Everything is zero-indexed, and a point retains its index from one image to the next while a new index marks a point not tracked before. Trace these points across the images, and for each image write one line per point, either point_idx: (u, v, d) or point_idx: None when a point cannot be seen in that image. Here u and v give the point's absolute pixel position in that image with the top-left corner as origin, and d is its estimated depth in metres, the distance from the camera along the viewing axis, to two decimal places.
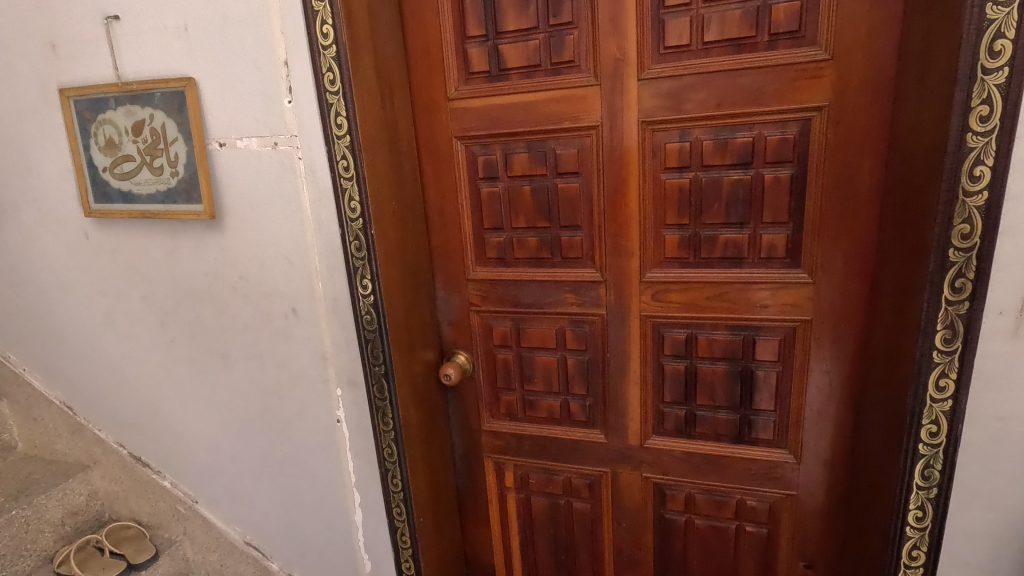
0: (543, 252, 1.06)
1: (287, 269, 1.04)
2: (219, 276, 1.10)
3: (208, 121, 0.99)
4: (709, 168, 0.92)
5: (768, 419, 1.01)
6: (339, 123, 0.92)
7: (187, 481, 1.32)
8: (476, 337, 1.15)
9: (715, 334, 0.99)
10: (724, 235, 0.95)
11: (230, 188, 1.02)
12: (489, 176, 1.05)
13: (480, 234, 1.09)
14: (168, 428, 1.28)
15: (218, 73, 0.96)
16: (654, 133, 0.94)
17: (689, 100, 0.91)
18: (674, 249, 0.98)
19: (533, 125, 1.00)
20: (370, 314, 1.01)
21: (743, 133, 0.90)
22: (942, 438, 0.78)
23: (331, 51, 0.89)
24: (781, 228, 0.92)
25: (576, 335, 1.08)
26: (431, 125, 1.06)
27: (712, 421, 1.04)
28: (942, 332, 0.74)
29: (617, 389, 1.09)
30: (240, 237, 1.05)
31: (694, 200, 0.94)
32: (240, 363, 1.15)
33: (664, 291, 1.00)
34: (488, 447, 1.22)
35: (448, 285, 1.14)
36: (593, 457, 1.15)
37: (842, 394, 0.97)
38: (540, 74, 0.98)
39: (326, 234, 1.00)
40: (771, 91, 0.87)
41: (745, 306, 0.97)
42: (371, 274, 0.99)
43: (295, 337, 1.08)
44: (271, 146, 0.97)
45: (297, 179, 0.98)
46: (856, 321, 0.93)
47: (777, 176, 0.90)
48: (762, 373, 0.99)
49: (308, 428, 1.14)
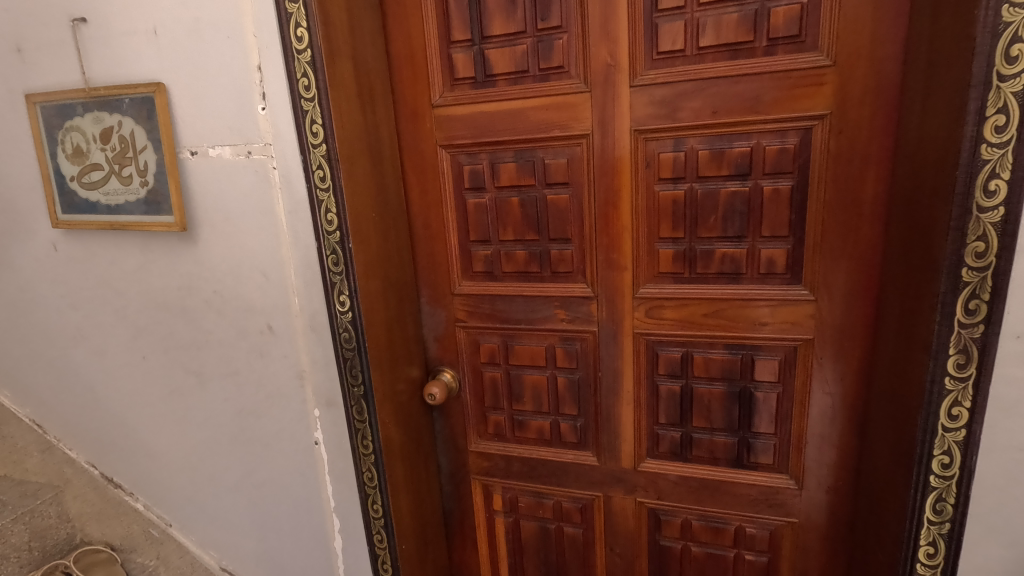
0: (532, 266, 1.02)
1: (262, 284, 0.98)
2: (192, 291, 1.04)
3: (178, 128, 0.94)
4: (704, 179, 0.88)
5: (768, 443, 0.96)
6: (315, 131, 0.86)
7: (160, 503, 1.26)
8: (463, 354, 1.11)
9: (712, 353, 0.95)
10: (721, 249, 0.90)
11: (203, 199, 0.96)
12: (475, 187, 1.01)
13: (467, 246, 1.05)
14: (142, 447, 1.21)
15: (188, 78, 0.91)
16: (647, 142, 0.90)
17: (683, 107, 0.87)
18: (669, 264, 0.94)
19: (521, 133, 0.96)
20: (348, 332, 0.95)
21: (741, 142, 0.85)
22: (955, 469, 0.72)
23: (306, 55, 0.84)
24: (781, 242, 0.87)
25: (566, 352, 1.04)
26: (414, 134, 1.02)
27: (709, 443, 0.99)
28: (955, 357, 0.69)
29: (610, 408, 1.04)
30: (214, 249, 0.99)
31: (690, 212, 0.90)
32: (216, 382, 1.09)
33: (659, 308, 0.96)
34: (476, 468, 1.18)
35: (433, 300, 1.10)
36: (586, 480, 1.10)
37: (844, 417, 0.92)
38: (528, 81, 0.94)
39: (302, 247, 0.94)
40: (770, 99, 0.83)
41: (743, 323, 0.92)
42: (348, 291, 0.93)
43: (271, 356, 1.02)
44: (245, 155, 0.91)
45: (272, 190, 0.92)
46: (860, 340, 0.88)
47: (776, 187, 0.85)
48: (761, 394, 0.94)
49: (286, 450, 1.08)
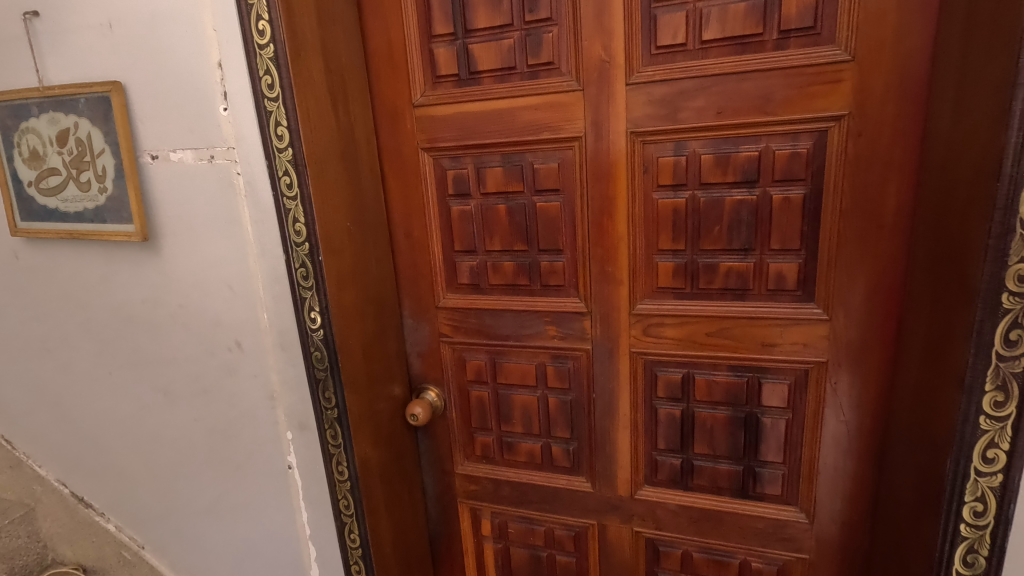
0: (521, 278, 0.94)
1: (229, 298, 0.91)
2: (157, 304, 0.97)
3: (138, 130, 0.87)
4: (707, 186, 0.80)
5: (775, 472, 0.88)
6: (280, 134, 0.79)
7: (132, 525, 1.18)
8: (448, 371, 1.04)
9: (716, 375, 0.87)
10: (725, 263, 0.82)
11: (165, 207, 0.89)
12: (460, 193, 0.94)
13: (451, 256, 0.98)
14: (110, 465, 1.14)
15: (145, 76, 0.83)
16: (645, 145, 0.82)
17: (685, 108, 0.79)
18: (668, 279, 0.86)
19: (508, 136, 0.88)
20: (319, 351, 0.88)
21: (748, 146, 0.77)
22: (988, 518, 0.64)
23: (268, 51, 0.76)
24: (791, 257, 0.79)
25: (558, 371, 0.96)
26: (394, 136, 0.95)
27: (712, 472, 0.92)
28: (992, 394, 0.61)
29: (605, 432, 0.96)
30: (178, 261, 0.92)
31: (691, 223, 0.82)
32: (185, 401, 1.02)
33: (657, 326, 0.88)
34: (463, 491, 1.11)
35: (416, 313, 1.03)
36: (579, 507, 1.03)
37: (860, 447, 0.84)
38: (515, 78, 0.86)
39: (270, 259, 0.87)
40: (781, 99, 0.75)
41: (750, 344, 0.84)
42: (319, 307, 0.86)
43: (240, 374, 0.95)
44: (208, 160, 0.84)
45: (236, 197, 0.85)
46: (878, 364, 0.79)
47: (786, 196, 0.77)
48: (768, 420, 0.86)
49: (258, 474, 1.01)
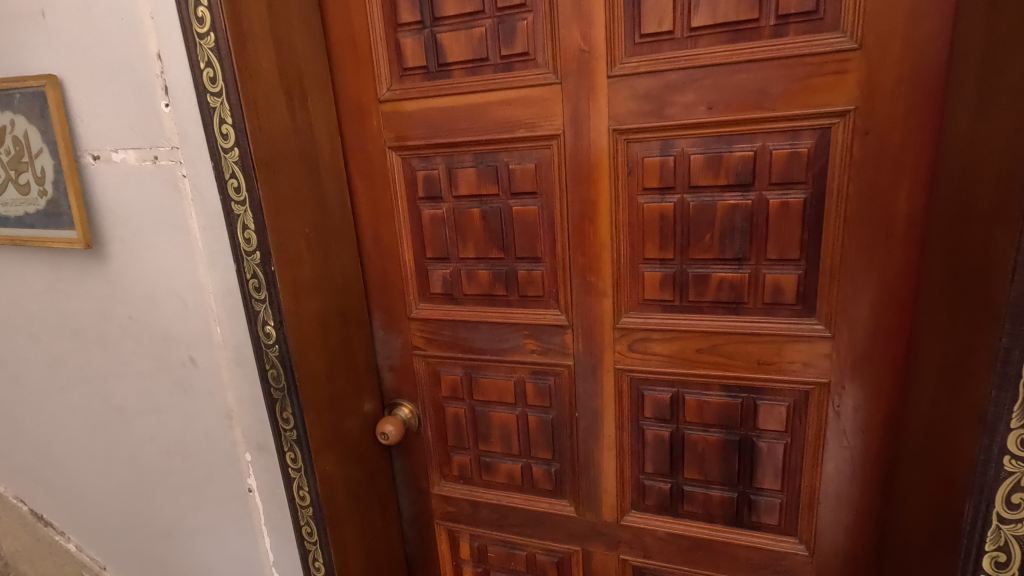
0: (497, 288, 0.87)
1: (180, 310, 0.84)
2: (107, 315, 0.90)
3: (77, 129, 0.79)
4: (698, 190, 0.73)
5: (773, 501, 0.81)
6: (225, 133, 0.72)
7: (93, 545, 1.12)
8: (422, 386, 0.97)
9: (707, 396, 0.80)
10: (717, 273, 0.75)
11: (109, 212, 0.82)
12: (431, 196, 0.86)
13: (423, 264, 0.91)
14: (68, 484, 1.08)
15: (82, 70, 0.76)
16: (629, 144, 0.75)
17: (672, 103, 0.71)
18: (655, 290, 0.78)
19: (481, 134, 0.81)
20: (275, 369, 0.81)
21: (742, 145, 0.70)
22: (1012, 569, 0.57)
23: (209, 40, 0.68)
24: (790, 267, 0.72)
25: (538, 388, 0.89)
26: (360, 135, 0.87)
27: (703, 498, 0.85)
28: (1018, 431, 0.53)
29: (589, 454, 0.89)
30: (126, 270, 0.85)
31: (680, 230, 0.75)
32: (140, 418, 0.95)
33: (644, 341, 0.81)
34: (440, 512, 1.04)
35: (388, 324, 0.96)
36: (562, 532, 0.96)
37: (865, 477, 0.76)
38: (488, 71, 0.79)
39: (221, 269, 0.80)
40: (779, 92, 0.67)
41: (745, 362, 0.77)
42: (273, 322, 0.78)
43: (196, 392, 0.89)
44: (151, 161, 0.77)
45: (183, 202, 0.78)
46: (887, 387, 0.72)
47: (785, 201, 0.70)
48: (765, 445, 0.79)
49: (218, 497, 0.94)
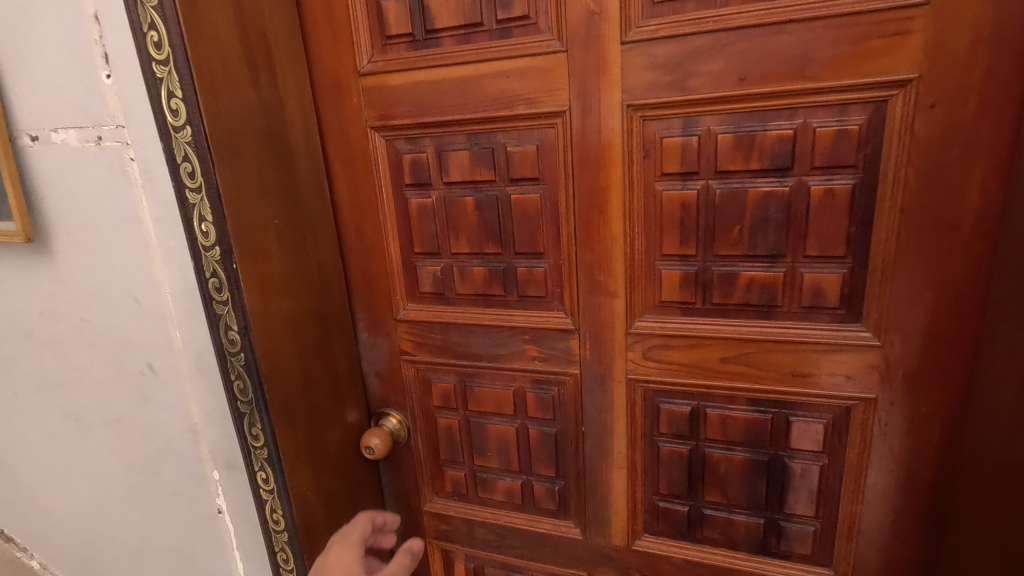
0: (494, 288, 0.77)
1: (135, 312, 0.75)
2: (58, 317, 0.80)
3: (12, 105, 0.69)
4: (725, 175, 0.63)
5: (805, 529, 0.72)
6: (174, 108, 0.61)
7: (57, 563, 1.02)
8: (412, 394, 0.88)
9: (732, 410, 0.70)
10: (746, 272, 0.65)
11: (52, 200, 0.72)
12: (418, 183, 0.76)
13: (411, 259, 0.81)
14: (28, 499, 0.98)
15: (13, 35, 0.66)
16: (646, 123, 0.65)
17: (697, 73, 0.61)
18: (673, 291, 0.69)
19: (475, 111, 0.70)
20: (241, 381, 0.71)
21: (780, 122, 0.59)
22: None
23: None
24: (832, 266, 0.62)
25: (540, 399, 0.80)
26: (339, 113, 0.77)
27: (726, 524, 0.75)
28: None
29: (597, 472, 0.80)
30: (73, 266, 0.75)
31: (704, 222, 0.65)
32: (100, 430, 0.85)
33: (660, 348, 0.71)
34: (433, 531, 0.95)
35: (372, 326, 0.87)
36: (567, 555, 0.87)
37: (914, 504, 0.67)
38: (482, 38, 0.68)
39: (178, 267, 0.71)
40: (825, 59, 0.57)
41: (777, 374, 0.67)
42: (237, 327, 0.68)
43: (156, 403, 0.80)
44: (95, 142, 0.67)
45: (133, 189, 0.68)
46: (944, 404, 0.62)
47: (829, 188, 0.59)
48: (798, 466, 0.69)
49: (186, 517, 0.86)
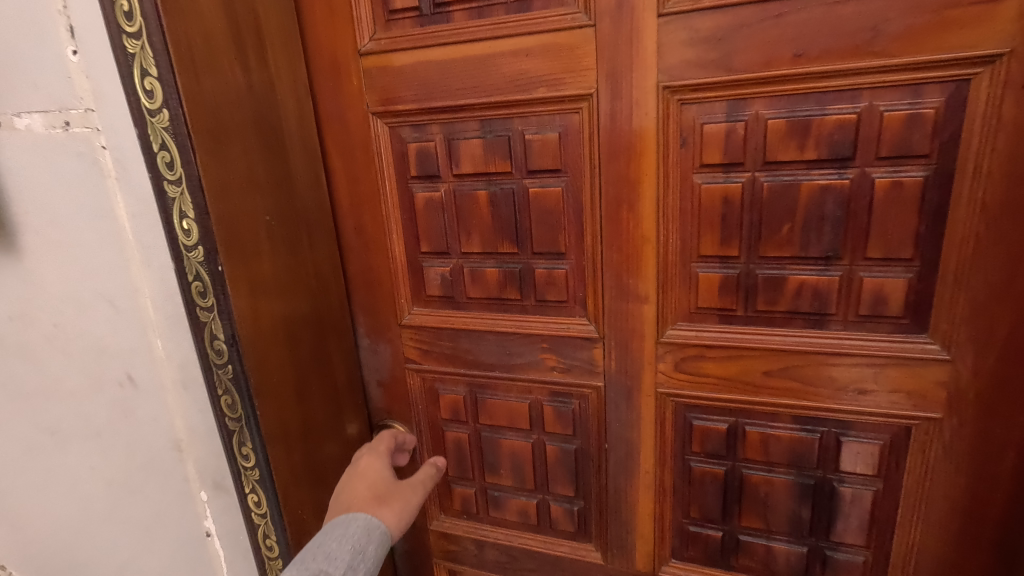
0: (509, 291, 0.70)
1: (111, 317, 0.68)
2: (27, 321, 0.72)
3: None
4: (775, 167, 0.55)
5: (853, 559, 0.65)
6: (149, 87, 0.53)
7: None
8: (417, 406, 0.81)
9: (774, 428, 0.63)
10: (796, 276, 0.57)
11: (16, 193, 0.64)
12: (425, 175, 0.69)
13: (417, 259, 0.73)
14: None
15: None
16: (684, 107, 0.57)
17: (746, 49, 0.53)
18: (711, 296, 0.61)
19: (489, 95, 0.63)
20: (228, 396, 0.63)
21: (841, 105, 0.52)
22: None
23: None
24: (896, 269, 0.54)
25: (559, 413, 0.72)
26: (337, 97, 0.70)
27: (764, 551, 0.68)
28: None
29: (620, 493, 0.73)
30: (42, 266, 0.68)
31: (749, 219, 0.57)
32: (76, 445, 0.78)
33: (695, 359, 0.64)
34: (439, 551, 0.88)
35: (374, 331, 0.79)
36: None
37: (981, 536, 0.60)
38: (498, 12, 0.61)
39: (159, 269, 0.64)
40: (897, 32, 0.49)
41: (828, 389, 0.60)
42: (224, 336, 0.61)
43: (138, 416, 0.73)
44: (62, 128, 0.59)
45: (107, 182, 0.61)
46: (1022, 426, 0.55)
47: (896, 180, 0.52)
48: (848, 491, 0.63)
49: (172, 538, 0.79)
